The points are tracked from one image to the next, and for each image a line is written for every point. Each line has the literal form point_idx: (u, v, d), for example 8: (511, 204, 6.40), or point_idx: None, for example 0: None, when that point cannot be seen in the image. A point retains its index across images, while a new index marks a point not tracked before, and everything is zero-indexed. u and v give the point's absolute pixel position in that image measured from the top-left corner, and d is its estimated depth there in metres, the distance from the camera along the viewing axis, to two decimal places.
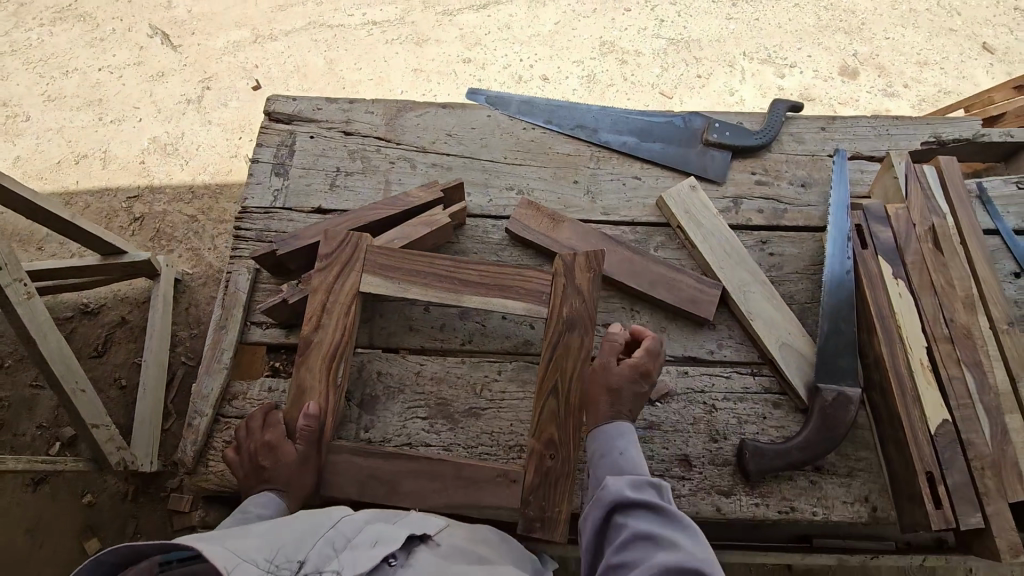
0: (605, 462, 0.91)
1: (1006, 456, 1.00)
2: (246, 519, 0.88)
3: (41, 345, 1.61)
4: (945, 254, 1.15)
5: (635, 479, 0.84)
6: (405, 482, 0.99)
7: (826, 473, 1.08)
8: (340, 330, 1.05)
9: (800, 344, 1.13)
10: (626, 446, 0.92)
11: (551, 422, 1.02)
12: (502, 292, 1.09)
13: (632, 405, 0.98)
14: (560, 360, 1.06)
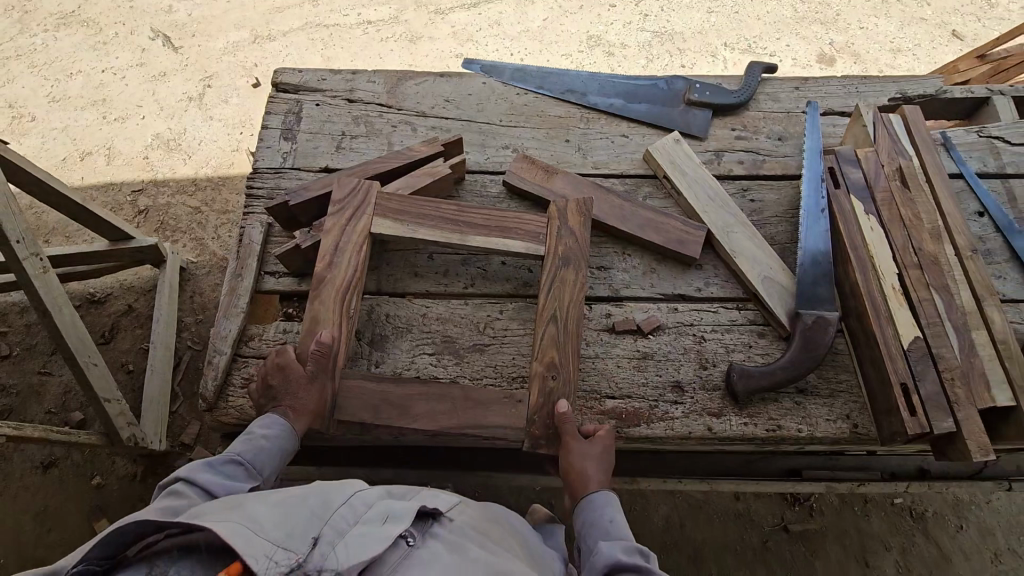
0: (593, 532, 0.93)
1: (973, 367, 1.08)
2: (252, 441, 0.94)
3: (56, 317, 1.67)
4: (912, 191, 1.23)
5: (625, 546, 0.88)
6: (416, 405, 1.06)
7: (810, 395, 1.15)
8: (352, 267, 1.13)
9: (782, 278, 1.22)
10: (614, 515, 0.95)
11: (552, 345, 1.11)
12: (502, 233, 1.18)
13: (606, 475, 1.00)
14: (557, 292, 1.15)
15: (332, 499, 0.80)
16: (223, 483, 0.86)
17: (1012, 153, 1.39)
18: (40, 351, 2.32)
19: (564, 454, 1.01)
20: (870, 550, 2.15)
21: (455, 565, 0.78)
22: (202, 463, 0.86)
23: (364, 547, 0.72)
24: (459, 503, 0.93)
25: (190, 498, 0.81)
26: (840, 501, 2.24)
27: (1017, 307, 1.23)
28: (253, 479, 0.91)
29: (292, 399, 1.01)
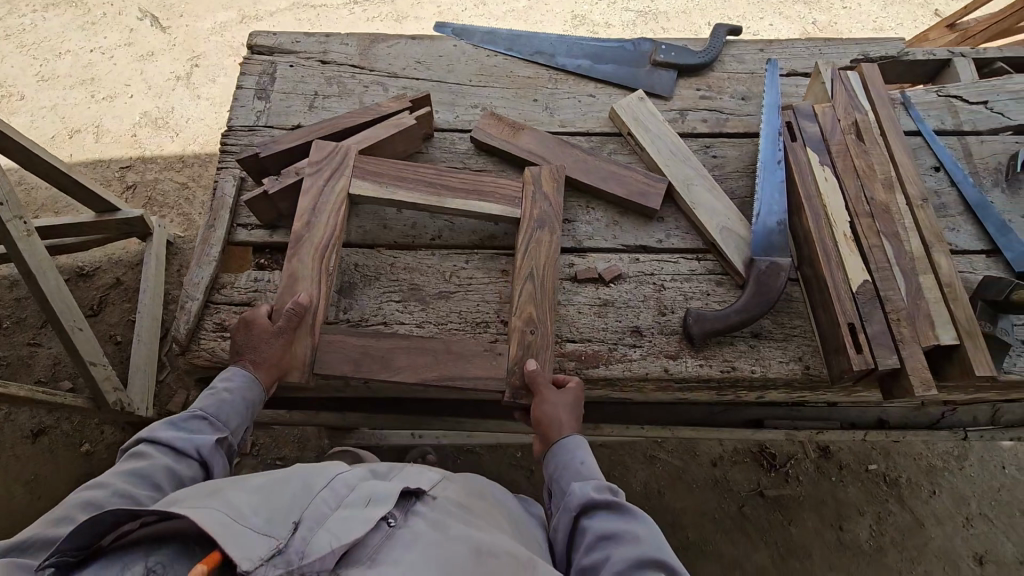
0: (565, 474, 0.99)
1: (919, 308, 1.11)
2: (216, 396, 1.01)
3: (41, 280, 1.71)
4: (866, 144, 1.27)
5: (596, 486, 0.95)
6: (398, 357, 1.09)
7: (764, 339, 1.18)
8: (331, 226, 1.17)
9: (739, 228, 1.25)
10: (584, 457, 1.01)
11: (529, 300, 1.14)
12: (478, 196, 1.23)
13: (576, 423, 1.04)
14: (533, 253, 1.18)
15: (314, 483, 0.84)
16: (184, 438, 0.95)
17: (969, 111, 1.43)
18: (29, 323, 2.36)
19: (535, 406, 1.04)
20: (844, 516, 2.17)
21: (434, 543, 0.81)
22: (166, 425, 0.96)
23: (345, 529, 0.77)
24: (441, 481, 0.98)
25: (151, 457, 0.91)
26: (816, 469, 2.25)
27: (968, 257, 1.27)
28: (219, 430, 0.99)
29: (270, 353, 1.05)
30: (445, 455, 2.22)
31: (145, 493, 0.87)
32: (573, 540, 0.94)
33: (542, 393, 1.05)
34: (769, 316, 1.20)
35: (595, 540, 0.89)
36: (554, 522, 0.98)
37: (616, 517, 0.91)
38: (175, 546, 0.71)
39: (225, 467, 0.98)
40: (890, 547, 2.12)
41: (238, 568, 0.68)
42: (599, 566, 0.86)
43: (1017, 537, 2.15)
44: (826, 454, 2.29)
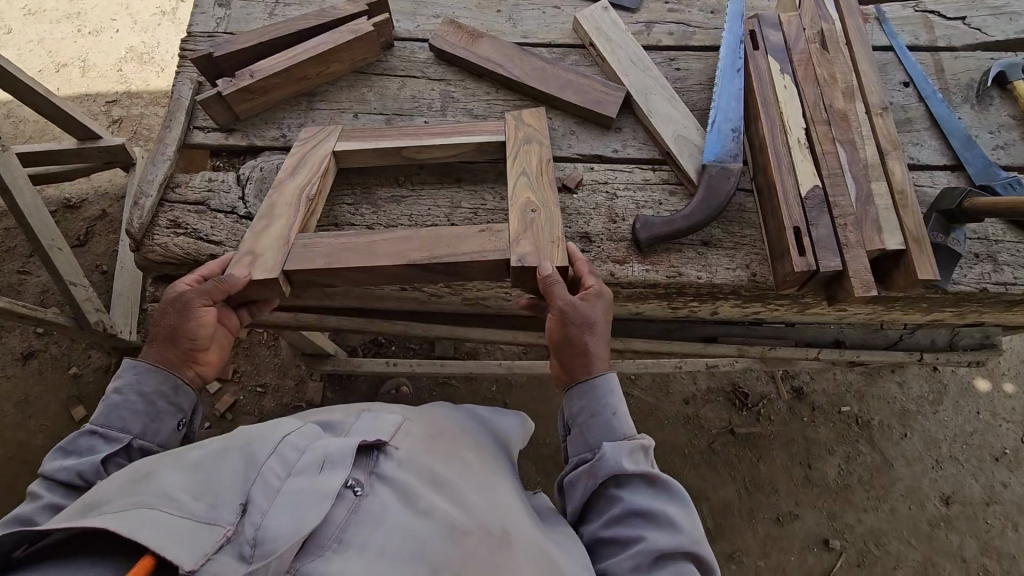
0: (597, 423, 0.98)
1: (867, 214, 1.11)
2: (110, 407, 0.95)
3: (18, 196, 1.74)
4: (830, 53, 1.26)
5: (630, 449, 0.94)
6: (380, 247, 1.03)
7: (713, 246, 1.16)
8: (317, 167, 1.16)
9: (695, 137, 1.24)
10: (616, 405, 0.99)
11: (525, 189, 1.11)
12: (463, 133, 1.20)
13: (596, 337, 0.99)
14: (524, 158, 1.16)
15: (258, 454, 0.77)
16: (72, 463, 0.89)
17: (944, 27, 1.41)
18: (18, 252, 2.41)
19: (553, 323, 0.99)
20: (813, 455, 2.20)
21: (401, 515, 0.76)
22: (57, 454, 0.91)
23: (302, 512, 0.71)
24: (402, 427, 0.88)
25: (37, 499, 0.85)
26: (788, 409, 2.27)
27: (929, 172, 1.23)
28: (115, 442, 0.93)
29: (199, 336, 0.99)
30: (422, 386, 2.28)
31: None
32: (594, 501, 0.95)
33: (565, 311, 0.97)
34: (719, 225, 1.18)
35: (624, 513, 0.90)
36: (574, 478, 0.97)
37: (648, 488, 0.91)
38: (93, 555, 0.66)
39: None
40: (857, 485, 2.15)
41: (181, 570, 0.63)
42: (625, 541, 0.88)
43: (985, 479, 2.17)
44: (799, 395, 2.30)
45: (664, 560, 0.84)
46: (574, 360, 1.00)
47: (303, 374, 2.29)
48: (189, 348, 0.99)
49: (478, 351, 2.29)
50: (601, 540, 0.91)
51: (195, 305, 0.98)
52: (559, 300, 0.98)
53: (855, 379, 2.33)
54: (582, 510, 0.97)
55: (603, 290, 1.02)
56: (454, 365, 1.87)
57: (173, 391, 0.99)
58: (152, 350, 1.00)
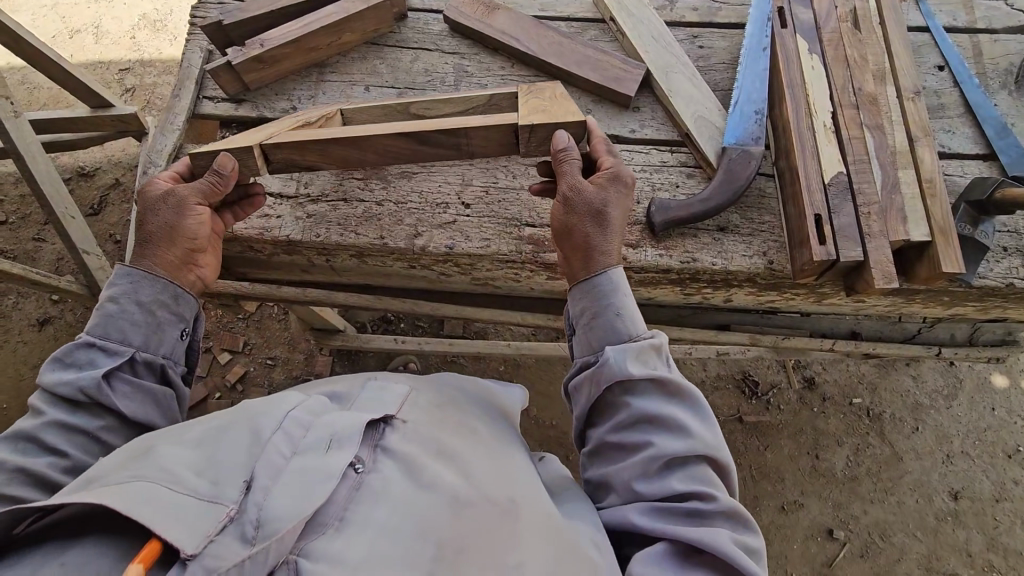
0: (600, 324, 0.93)
1: (893, 204, 1.07)
2: (106, 318, 0.92)
3: (30, 162, 1.74)
4: (862, 34, 1.21)
5: (637, 351, 0.89)
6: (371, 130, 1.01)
7: (730, 232, 1.12)
8: (322, 114, 1.14)
9: (716, 119, 1.20)
10: (621, 303, 0.94)
11: (533, 98, 1.06)
12: (470, 104, 1.15)
13: (598, 226, 0.97)
14: (535, 92, 1.08)
15: (262, 430, 0.76)
16: (72, 377, 0.86)
17: (984, 8, 1.34)
18: (34, 219, 2.44)
19: (557, 210, 0.98)
20: (822, 445, 2.18)
21: (407, 491, 0.75)
22: (53, 367, 0.87)
23: (307, 490, 0.69)
24: (408, 398, 0.88)
25: (42, 416, 0.84)
26: (798, 399, 2.25)
27: (959, 160, 1.18)
28: (115, 355, 0.90)
29: (188, 232, 0.98)
30: (429, 362, 2.29)
31: (39, 461, 0.79)
32: (602, 407, 0.92)
33: (569, 195, 0.97)
34: (736, 210, 1.14)
35: (631, 420, 0.87)
36: (577, 384, 0.95)
37: (659, 393, 0.88)
38: (96, 531, 0.67)
39: (136, 389, 0.90)
40: (865, 477, 2.13)
41: (182, 554, 0.62)
42: (631, 450, 0.87)
43: (996, 475, 2.14)
44: (810, 385, 2.27)
45: (673, 466, 0.83)
46: (576, 252, 0.98)
47: (312, 347, 2.30)
48: (175, 244, 0.97)
49: (487, 330, 2.30)
50: (608, 445, 0.90)
51: (185, 199, 0.99)
52: (564, 182, 0.97)
53: (867, 371, 2.29)
54: (589, 415, 0.95)
55: (625, 178, 1.00)
56: (462, 343, 1.86)
57: (173, 300, 0.97)
58: (139, 256, 0.97)
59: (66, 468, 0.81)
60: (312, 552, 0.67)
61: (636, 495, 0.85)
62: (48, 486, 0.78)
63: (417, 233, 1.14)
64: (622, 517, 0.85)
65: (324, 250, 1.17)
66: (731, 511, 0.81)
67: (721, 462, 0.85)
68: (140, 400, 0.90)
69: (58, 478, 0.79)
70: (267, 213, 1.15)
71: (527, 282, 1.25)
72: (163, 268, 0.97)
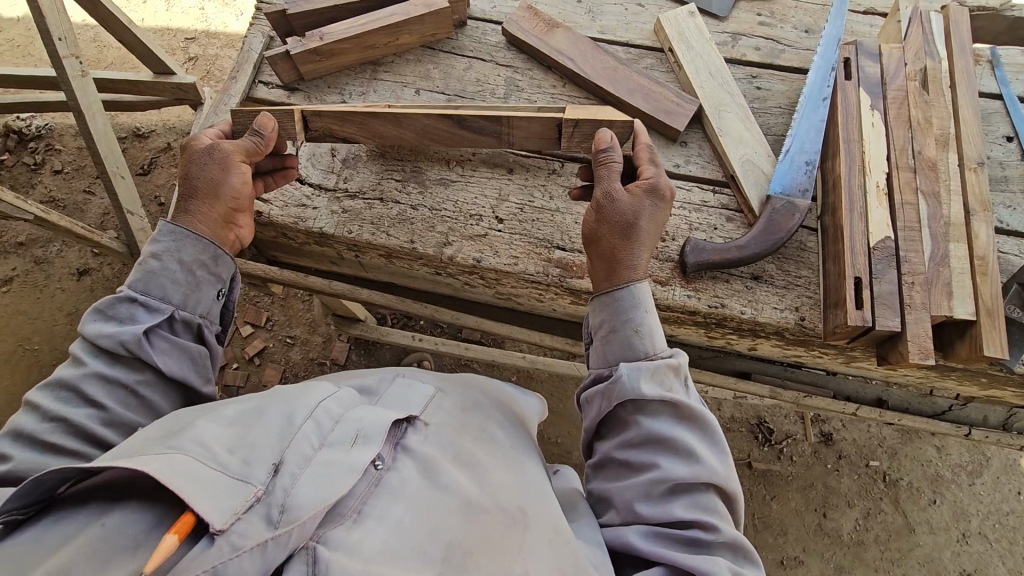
0: (617, 339, 0.91)
1: (940, 277, 1.02)
2: (147, 275, 0.93)
3: (89, 120, 1.80)
4: (930, 95, 1.17)
5: (652, 371, 0.86)
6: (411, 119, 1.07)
7: (764, 282, 1.09)
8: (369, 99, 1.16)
9: (764, 165, 1.17)
10: (641, 320, 0.91)
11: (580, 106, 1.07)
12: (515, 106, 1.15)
13: (626, 240, 0.94)
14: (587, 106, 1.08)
15: (296, 415, 0.73)
16: (112, 329, 0.87)
17: None
18: (87, 172, 2.55)
19: (588, 216, 0.96)
20: (831, 504, 2.11)
21: (427, 495, 0.72)
22: (95, 318, 0.89)
23: (331, 481, 0.66)
24: (433, 400, 0.87)
25: (83, 366, 0.86)
26: (812, 453, 2.18)
27: (1016, 239, 1.13)
28: (156, 311, 0.91)
29: (228, 190, 0.99)
30: (444, 362, 2.31)
31: (80, 411, 0.83)
32: (611, 421, 0.90)
33: (600, 203, 0.95)
34: (774, 260, 1.11)
35: (640, 440, 0.85)
36: (588, 395, 0.93)
37: (671, 414, 0.85)
38: (137, 498, 0.65)
39: (173, 347, 0.91)
40: (872, 543, 2.06)
41: (211, 528, 0.59)
42: (637, 467, 0.84)
43: (1013, 562, 2.04)
44: (827, 441, 2.20)
45: (679, 492, 0.81)
46: (601, 260, 0.95)
47: (331, 332, 2.33)
48: (215, 199, 0.98)
49: (503, 341, 2.31)
50: (613, 461, 0.88)
51: (229, 155, 0.99)
52: (598, 190, 0.96)
53: (890, 434, 2.20)
54: (597, 428, 0.93)
55: (663, 190, 0.96)
56: (478, 350, 1.87)
57: (213, 261, 0.97)
58: (181, 214, 0.98)
59: (104, 421, 0.84)
60: (330, 540, 0.64)
61: (635, 515, 0.82)
62: (89, 437, 0.82)
63: (447, 241, 1.14)
64: (619, 537, 0.82)
65: (354, 247, 1.18)
66: (730, 542, 0.79)
67: (729, 491, 0.83)
68: (177, 358, 0.91)
69: (97, 428, 0.82)
70: (304, 203, 1.17)
71: (550, 303, 1.24)
72: (201, 223, 0.98)
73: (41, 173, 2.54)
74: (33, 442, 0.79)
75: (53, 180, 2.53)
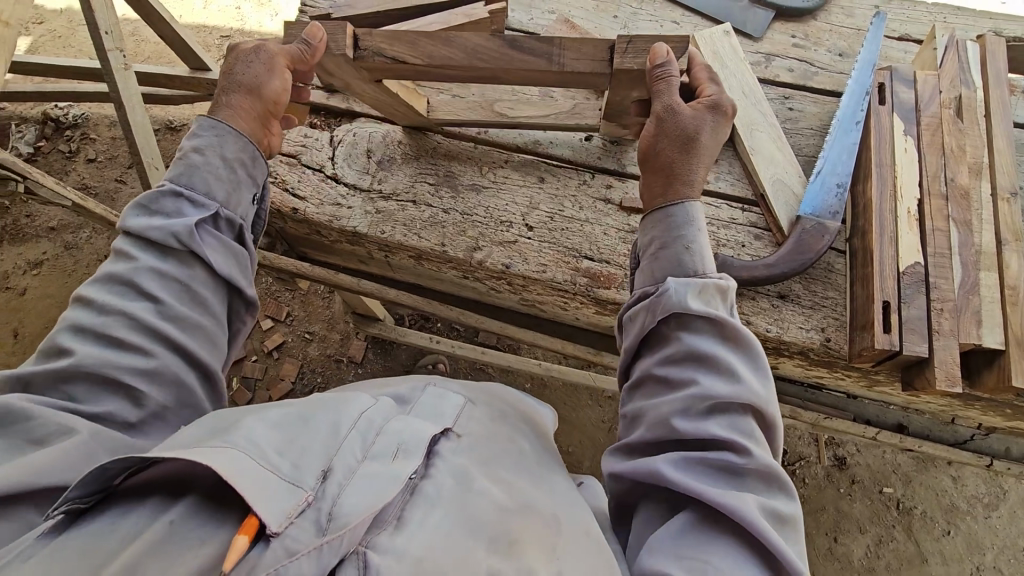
0: (667, 255, 0.89)
1: (969, 305, 1.03)
2: (190, 168, 0.92)
3: (129, 112, 1.85)
4: (964, 123, 1.17)
5: (699, 288, 0.83)
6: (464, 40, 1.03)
7: (790, 301, 1.10)
8: None
9: (794, 185, 1.18)
10: (693, 237, 0.89)
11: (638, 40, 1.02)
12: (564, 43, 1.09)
13: (684, 153, 0.94)
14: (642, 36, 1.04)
15: (341, 425, 0.73)
16: (160, 222, 0.86)
17: None
18: (119, 162, 2.61)
19: (647, 130, 0.97)
20: (842, 529, 2.09)
21: (466, 508, 0.73)
22: (140, 214, 0.88)
23: (376, 489, 0.67)
24: (464, 412, 0.89)
25: (133, 261, 0.84)
26: (825, 476, 2.16)
27: None
28: (201, 207, 0.91)
29: (271, 91, 1.00)
30: (459, 366, 2.33)
31: (137, 304, 0.81)
32: (652, 340, 0.86)
33: (662, 115, 0.95)
34: (801, 280, 1.12)
35: (681, 355, 0.80)
36: (630, 313, 0.89)
37: (715, 334, 0.81)
38: (198, 493, 0.62)
39: (219, 244, 0.90)
40: (883, 571, 2.04)
41: (269, 530, 0.58)
42: (676, 384, 0.79)
43: None
44: (840, 465, 2.18)
45: (717, 412, 0.76)
46: (657, 175, 0.96)
47: (349, 330, 2.36)
48: (255, 97, 0.99)
49: (519, 347, 2.33)
50: (651, 378, 0.83)
51: (274, 57, 1.00)
52: (659, 102, 0.96)
53: (906, 461, 2.18)
54: (635, 349, 0.89)
55: (725, 107, 0.97)
56: (496, 354, 1.88)
57: (251, 161, 0.98)
58: (225, 108, 0.98)
59: (164, 314, 0.82)
60: (378, 546, 0.64)
61: (669, 432, 0.76)
62: (150, 330, 0.79)
63: (477, 246, 1.16)
64: (646, 466, 0.76)
65: (385, 247, 1.20)
66: (762, 469, 0.73)
67: (769, 418, 0.78)
68: (225, 255, 0.91)
69: (155, 320, 0.80)
70: (339, 202, 1.19)
71: (574, 312, 1.26)
72: (239, 117, 0.98)
73: (76, 161, 2.61)
74: (98, 337, 0.77)
75: (86, 168, 2.59)
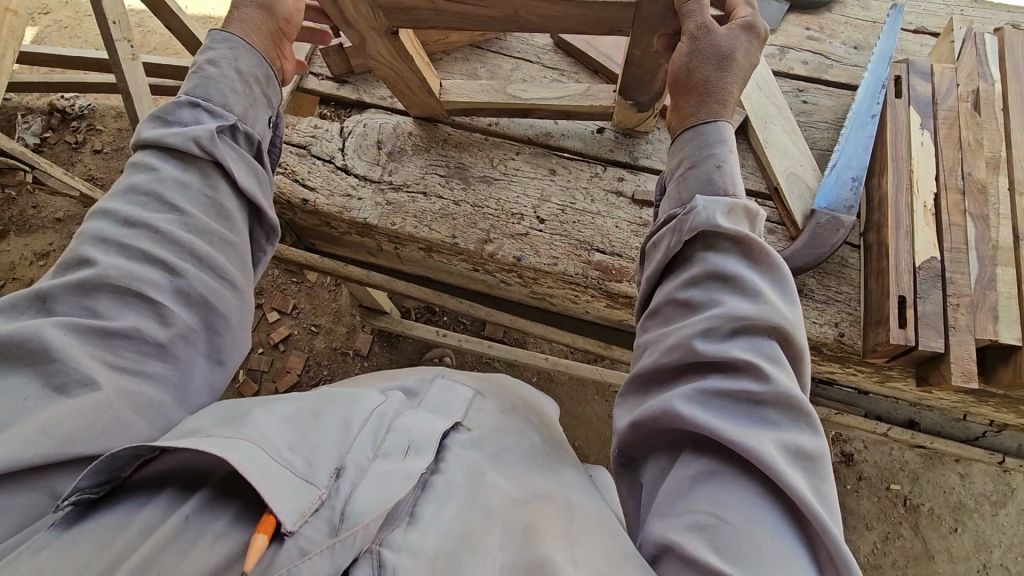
0: (695, 172, 0.85)
1: (985, 300, 1.02)
2: (206, 79, 0.88)
3: (136, 102, 1.84)
4: (982, 117, 1.16)
5: (730, 207, 0.79)
6: None
7: (803, 296, 1.09)
8: None
9: (808, 178, 1.17)
10: (724, 155, 0.85)
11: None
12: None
13: (713, 71, 0.90)
14: None
15: (352, 422, 0.73)
16: (178, 129, 0.82)
17: None
18: (126, 153, 2.61)
19: (680, 50, 0.93)
20: (849, 526, 2.09)
21: (480, 502, 0.71)
22: (155, 124, 0.84)
23: (388, 486, 0.66)
24: (473, 405, 0.88)
25: (154, 171, 0.80)
26: None
27: None
28: (218, 117, 0.86)
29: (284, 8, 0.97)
30: (466, 360, 2.32)
31: (159, 215, 0.76)
32: (676, 265, 0.81)
33: (694, 34, 0.91)
34: (814, 275, 1.10)
35: (704, 274, 0.74)
36: (656, 238, 0.85)
37: (742, 256, 0.75)
38: (213, 486, 0.61)
39: (238, 156, 0.86)
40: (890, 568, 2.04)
41: (283, 528, 0.58)
42: (698, 303, 0.73)
43: None
44: (847, 461, 2.17)
45: (741, 332, 0.68)
46: (687, 97, 0.92)
47: (355, 323, 2.36)
48: (269, 13, 0.96)
49: (526, 341, 2.32)
50: (671, 304, 0.76)
51: None
52: (691, 22, 0.92)
53: (914, 459, 2.17)
54: (658, 279, 0.83)
55: (759, 29, 0.93)
56: (504, 348, 1.87)
57: (265, 79, 0.95)
58: (240, 23, 0.95)
59: (183, 223, 0.77)
60: (392, 544, 0.64)
61: (685, 356, 0.69)
62: (170, 240, 0.74)
63: (487, 238, 1.15)
64: (659, 403, 0.68)
65: (396, 238, 1.19)
66: (785, 398, 0.64)
67: (795, 347, 0.70)
68: (246, 170, 0.87)
69: (179, 230, 0.76)
70: (349, 193, 1.19)
71: (584, 305, 1.25)
72: (252, 32, 0.95)
73: (82, 152, 2.60)
74: (114, 245, 0.72)
75: (93, 159, 2.59)
